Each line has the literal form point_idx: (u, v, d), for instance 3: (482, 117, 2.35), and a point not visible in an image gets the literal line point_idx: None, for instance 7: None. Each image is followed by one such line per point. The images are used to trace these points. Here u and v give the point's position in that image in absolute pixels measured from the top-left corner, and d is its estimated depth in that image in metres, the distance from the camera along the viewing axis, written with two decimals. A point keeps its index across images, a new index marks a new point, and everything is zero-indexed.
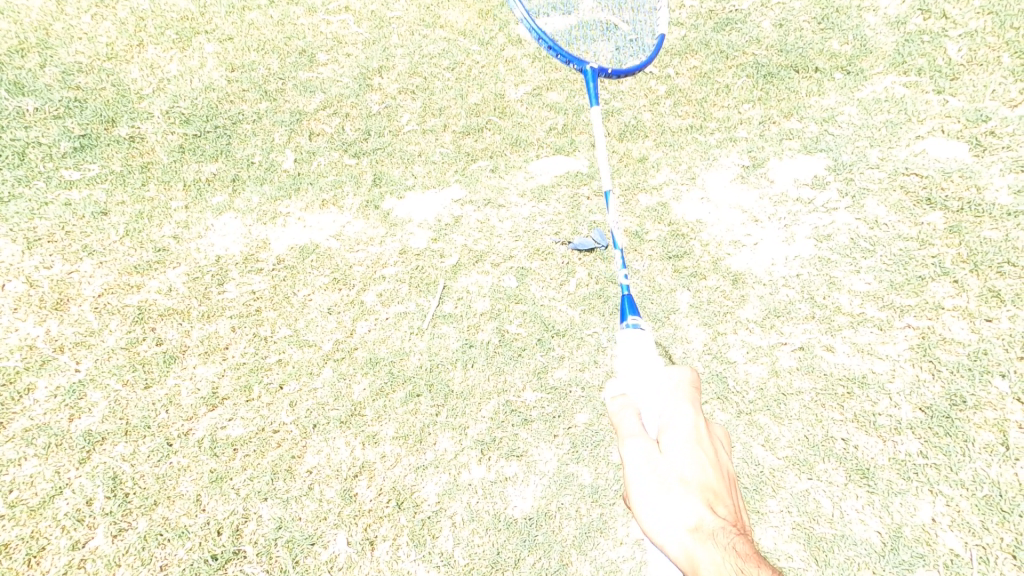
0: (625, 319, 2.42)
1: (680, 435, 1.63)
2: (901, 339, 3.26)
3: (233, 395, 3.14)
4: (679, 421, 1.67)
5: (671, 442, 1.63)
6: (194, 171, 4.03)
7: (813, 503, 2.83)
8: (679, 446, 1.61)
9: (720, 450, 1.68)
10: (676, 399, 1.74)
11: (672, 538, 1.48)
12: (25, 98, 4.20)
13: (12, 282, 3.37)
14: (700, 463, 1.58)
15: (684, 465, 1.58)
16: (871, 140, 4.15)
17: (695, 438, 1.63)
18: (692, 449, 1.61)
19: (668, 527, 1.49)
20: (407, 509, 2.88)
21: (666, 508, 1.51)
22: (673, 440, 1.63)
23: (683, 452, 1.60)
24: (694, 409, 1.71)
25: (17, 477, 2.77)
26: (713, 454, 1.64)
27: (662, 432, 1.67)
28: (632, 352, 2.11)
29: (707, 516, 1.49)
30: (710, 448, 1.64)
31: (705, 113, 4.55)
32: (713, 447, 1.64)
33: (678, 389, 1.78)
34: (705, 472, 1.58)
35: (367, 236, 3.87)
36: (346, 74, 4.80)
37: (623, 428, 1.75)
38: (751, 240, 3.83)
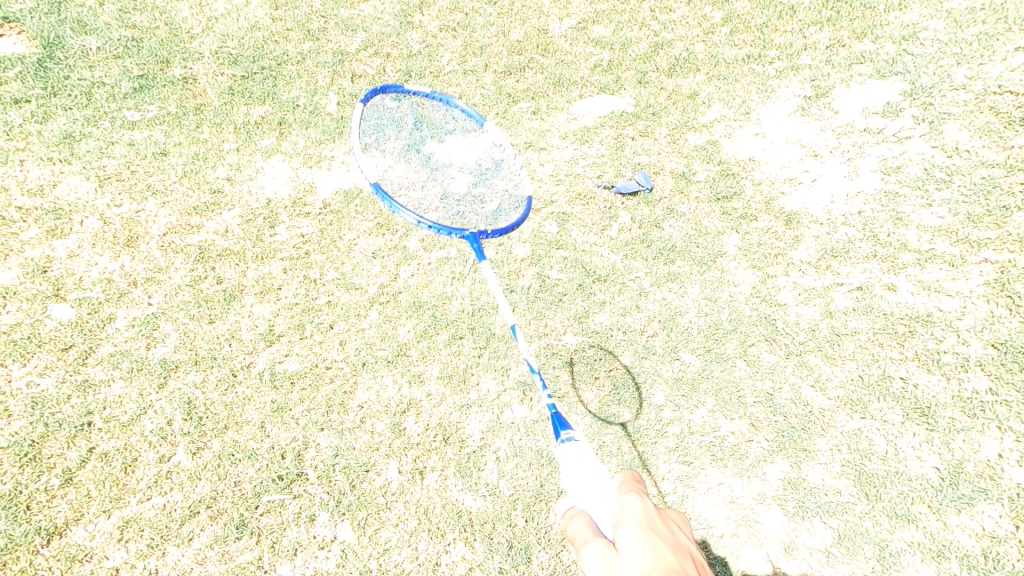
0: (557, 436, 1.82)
1: (631, 526, 1.22)
2: (975, 274, 3.08)
3: (309, 320, 3.33)
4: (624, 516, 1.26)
5: (624, 536, 1.20)
6: (244, 113, 4.08)
7: (865, 441, 2.78)
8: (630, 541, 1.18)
9: (679, 529, 1.27)
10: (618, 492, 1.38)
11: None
12: (88, 36, 4.25)
13: (89, 218, 3.51)
14: (658, 548, 1.16)
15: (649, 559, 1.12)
16: (959, 57, 3.78)
17: (646, 526, 1.23)
18: (647, 538, 1.18)
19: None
20: (454, 444, 3.00)
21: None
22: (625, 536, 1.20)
23: (638, 541, 1.18)
24: (639, 496, 1.32)
25: (107, 396, 2.98)
26: (672, 539, 1.21)
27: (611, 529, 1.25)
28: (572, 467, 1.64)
29: None
30: (670, 525, 1.26)
31: (766, 39, 4.26)
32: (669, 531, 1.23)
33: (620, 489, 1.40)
34: (663, 558, 1.12)
35: (409, 180, 3.88)
36: (388, 12, 4.70)
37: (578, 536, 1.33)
38: (809, 177, 3.63)
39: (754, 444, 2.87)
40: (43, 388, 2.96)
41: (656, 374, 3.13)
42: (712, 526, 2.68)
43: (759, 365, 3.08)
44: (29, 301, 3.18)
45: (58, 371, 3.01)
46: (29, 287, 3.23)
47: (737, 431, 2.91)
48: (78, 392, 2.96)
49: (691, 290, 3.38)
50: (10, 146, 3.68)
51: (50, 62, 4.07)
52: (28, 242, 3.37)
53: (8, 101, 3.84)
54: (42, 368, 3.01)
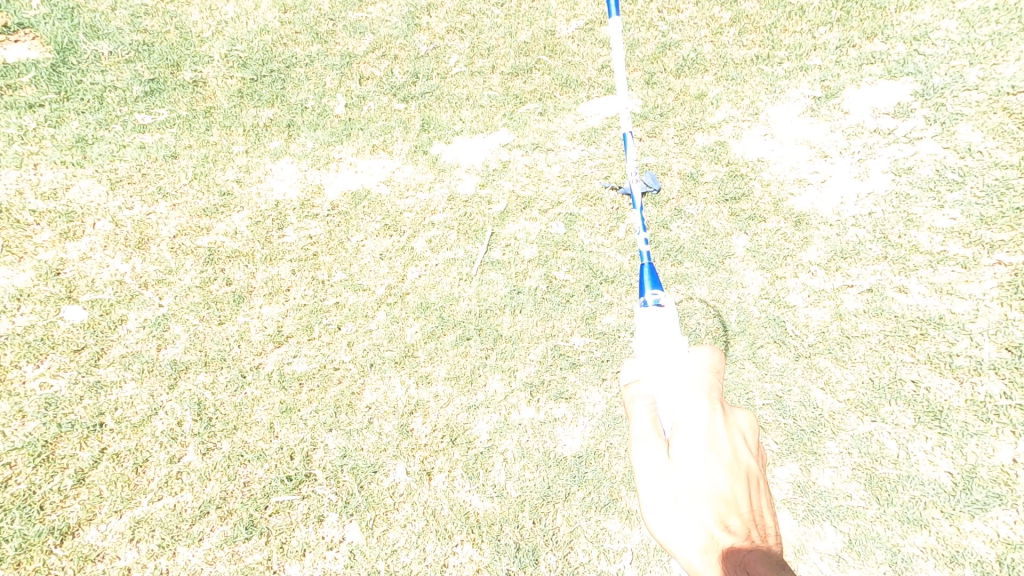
0: (643, 295, 2.17)
1: (695, 435, 1.29)
2: (988, 277, 3.05)
3: (318, 322, 3.34)
4: (690, 418, 1.32)
5: (683, 443, 1.29)
6: (253, 116, 4.10)
7: (876, 444, 2.76)
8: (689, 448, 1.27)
9: (744, 441, 1.33)
10: (696, 384, 1.43)
11: (681, 554, 1.18)
12: (100, 41, 4.29)
13: (101, 221, 3.55)
14: (719, 467, 1.25)
15: (700, 475, 1.23)
16: (971, 58, 3.75)
17: (711, 440, 1.29)
18: (707, 451, 1.27)
19: (677, 540, 1.19)
20: (461, 444, 3.00)
21: (677, 525, 1.20)
22: (686, 441, 1.29)
23: (699, 455, 1.26)
24: (713, 403, 1.36)
25: (119, 397, 3.01)
26: (733, 450, 1.29)
27: (673, 425, 1.33)
28: (653, 341, 1.76)
29: (724, 533, 1.17)
30: (735, 440, 1.31)
31: (775, 40, 4.22)
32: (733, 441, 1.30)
33: (696, 381, 1.44)
34: (721, 480, 1.23)
35: (416, 182, 3.89)
36: (395, 13, 4.71)
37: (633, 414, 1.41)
38: (818, 178, 3.61)
39: (763, 446, 2.85)
40: (56, 389, 3.01)
41: None
42: None
43: (767, 367, 3.06)
44: (43, 303, 3.23)
45: (70, 372, 3.05)
46: (43, 289, 3.28)
47: None
48: (90, 393, 3.00)
49: (698, 291, 3.36)
50: (25, 150, 3.76)
51: (64, 67, 4.13)
52: (42, 245, 3.42)
53: (24, 107, 3.93)
54: (55, 370, 3.05)
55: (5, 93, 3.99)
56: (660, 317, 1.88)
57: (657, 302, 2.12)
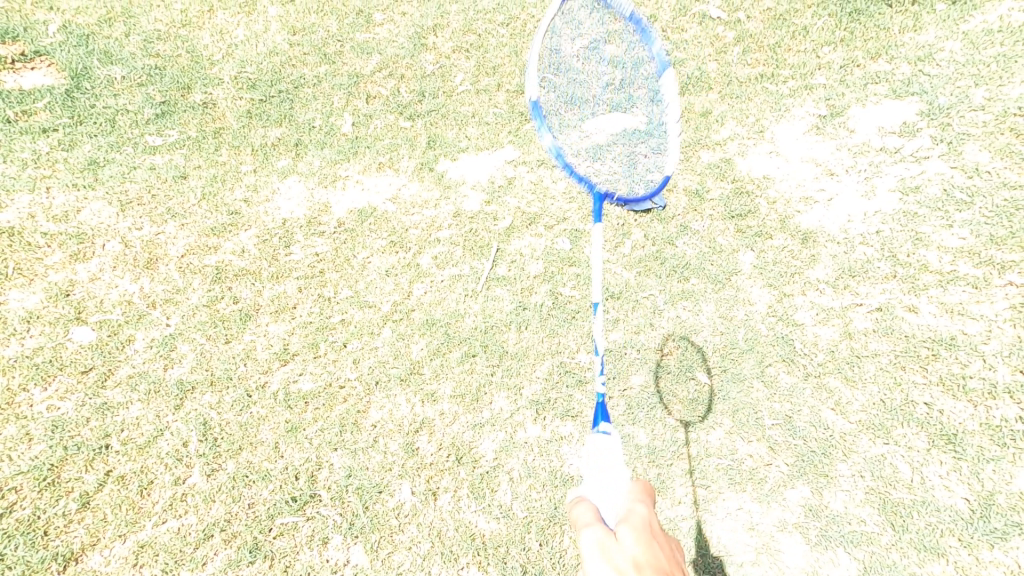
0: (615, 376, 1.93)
1: (629, 527, 1.28)
2: (1000, 298, 3.02)
3: (323, 340, 3.34)
4: (625, 518, 1.33)
5: (618, 535, 1.26)
6: (261, 136, 4.15)
7: (890, 468, 2.71)
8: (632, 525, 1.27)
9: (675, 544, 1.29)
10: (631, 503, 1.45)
11: None
12: (114, 66, 4.37)
13: (110, 242, 3.58)
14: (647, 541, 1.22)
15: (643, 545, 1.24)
16: (976, 78, 3.75)
17: (642, 528, 1.27)
18: (640, 532, 1.25)
19: None
20: (466, 463, 2.97)
21: None
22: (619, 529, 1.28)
23: (630, 539, 1.23)
24: (644, 516, 1.38)
25: (125, 418, 3.01)
26: (665, 544, 1.28)
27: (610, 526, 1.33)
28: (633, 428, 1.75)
29: None
30: (664, 542, 1.29)
31: (779, 59, 4.25)
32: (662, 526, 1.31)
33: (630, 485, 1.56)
34: (649, 551, 1.19)
35: (422, 199, 3.91)
36: (402, 34, 4.78)
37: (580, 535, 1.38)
38: (824, 196, 3.60)
39: (773, 468, 2.81)
40: (63, 411, 3.00)
41: (671, 395, 3.10)
42: (731, 554, 2.62)
43: (776, 387, 3.03)
44: (52, 324, 3.25)
45: (78, 394, 3.05)
46: (52, 311, 3.29)
47: (755, 454, 2.86)
48: (97, 415, 3.00)
49: (705, 308, 3.35)
50: (38, 173, 3.78)
51: (78, 92, 4.19)
52: (52, 266, 3.45)
53: (37, 131, 3.96)
54: (62, 392, 3.05)
55: (19, 119, 4.01)
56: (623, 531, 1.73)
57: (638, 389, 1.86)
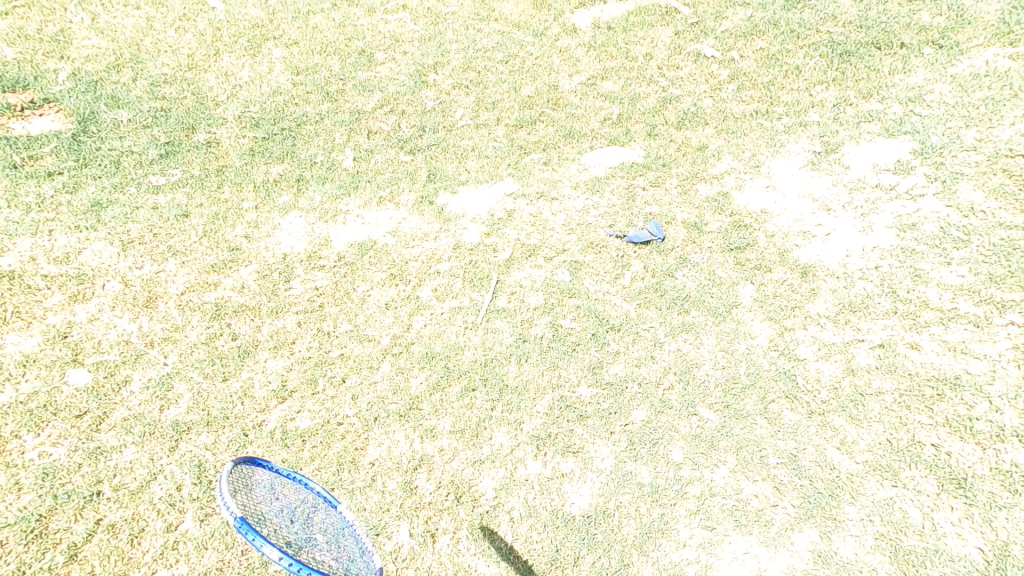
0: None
1: None
2: (1002, 337, 3.01)
3: (322, 375, 3.31)
4: None
5: None
6: (263, 173, 4.19)
7: (900, 513, 2.65)
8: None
9: None
10: None
11: None
12: (120, 110, 4.42)
13: (110, 282, 3.58)
14: None
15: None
16: (967, 120, 3.81)
17: None
18: None
19: None
20: (466, 502, 2.91)
21: None
22: None
23: None
24: None
25: (118, 462, 2.96)
26: None
27: None
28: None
29: None
30: None
31: (773, 96, 4.33)
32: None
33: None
34: None
35: (422, 232, 3.92)
36: (403, 72, 4.87)
37: None
38: (822, 231, 3.62)
39: (779, 509, 2.75)
40: (55, 458, 2.95)
41: (673, 430, 3.05)
42: None
43: (780, 424, 2.98)
44: (48, 368, 3.22)
45: (70, 439, 3.01)
46: (49, 353, 3.27)
47: (761, 494, 2.80)
48: (89, 460, 2.95)
49: (706, 341, 3.33)
50: (41, 217, 3.80)
51: (84, 136, 4.24)
52: (51, 308, 3.44)
53: (42, 175, 3.99)
54: (55, 438, 3.01)
55: (26, 164, 4.04)
56: None
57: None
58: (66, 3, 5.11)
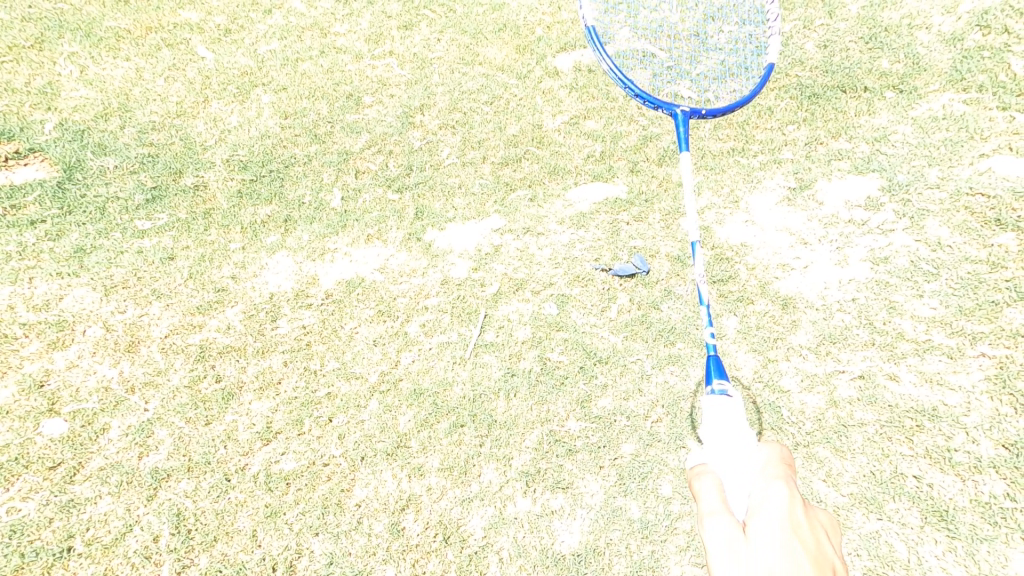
0: (709, 383, 2.14)
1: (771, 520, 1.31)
2: (975, 368, 3.08)
3: (308, 415, 3.28)
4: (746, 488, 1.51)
5: (757, 526, 1.32)
6: (251, 214, 4.24)
7: (886, 546, 2.68)
8: (770, 530, 1.29)
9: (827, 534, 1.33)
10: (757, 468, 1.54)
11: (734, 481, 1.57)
12: (107, 157, 4.47)
13: (91, 327, 3.56)
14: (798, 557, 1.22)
15: (777, 550, 1.24)
16: (929, 159, 3.98)
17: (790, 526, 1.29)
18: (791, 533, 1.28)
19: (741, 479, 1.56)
20: (454, 544, 2.88)
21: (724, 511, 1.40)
22: (764, 523, 1.31)
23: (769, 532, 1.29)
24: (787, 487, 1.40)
25: (92, 515, 2.89)
26: (819, 536, 1.30)
27: (749, 510, 1.38)
28: (718, 415, 1.89)
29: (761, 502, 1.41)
30: (815, 532, 1.30)
31: (748, 135, 4.48)
32: (821, 529, 1.30)
33: (770, 461, 1.53)
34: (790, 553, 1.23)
35: (410, 268, 3.96)
36: (390, 114, 5.00)
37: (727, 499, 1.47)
38: (800, 263, 3.71)
39: None
40: (24, 513, 2.87)
41: (662, 463, 3.07)
42: None
43: None
44: (22, 419, 3.17)
45: (42, 492, 2.94)
46: (24, 404, 3.22)
47: None
48: (61, 514, 2.87)
49: (693, 373, 3.37)
50: (21, 265, 3.79)
51: (69, 183, 4.26)
52: (28, 357, 3.41)
53: (25, 224, 4.00)
54: (25, 492, 2.93)
55: (9, 214, 4.06)
56: (725, 402, 1.94)
57: (725, 391, 2.08)
58: (55, 55, 5.20)
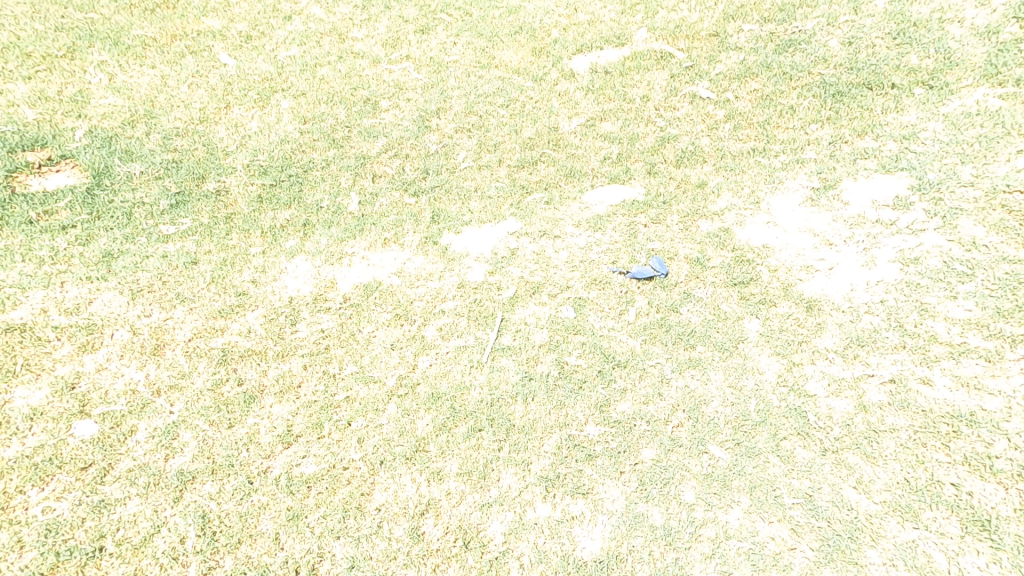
0: None
1: None
2: (1015, 372, 2.99)
3: (327, 419, 3.28)
4: None
5: None
6: (271, 218, 4.27)
7: (923, 556, 2.60)
8: None
9: None
10: None
11: None
12: (133, 163, 4.54)
13: (119, 330, 3.61)
14: None
15: None
16: (962, 157, 3.88)
17: None
18: None
19: None
20: (475, 549, 2.85)
21: None
22: None
23: None
24: None
25: (122, 516, 2.91)
26: None
27: None
28: None
29: None
30: None
31: (769, 135, 4.43)
32: None
33: None
34: None
35: (427, 272, 3.96)
36: (407, 118, 5.02)
37: None
38: (825, 265, 3.64)
39: (798, 553, 2.68)
40: (58, 513, 2.91)
41: (684, 469, 3.00)
42: None
43: (794, 462, 2.94)
44: (55, 421, 3.21)
45: (74, 493, 2.97)
46: (57, 406, 3.27)
47: (777, 537, 2.74)
48: (92, 514, 2.90)
49: (713, 377, 3.30)
50: (54, 269, 3.86)
51: (98, 190, 4.34)
52: (61, 359, 3.46)
53: (57, 229, 4.07)
54: (59, 492, 2.97)
55: (40, 219, 4.14)
56: None
57: None
58: (85, 64, 5.30)
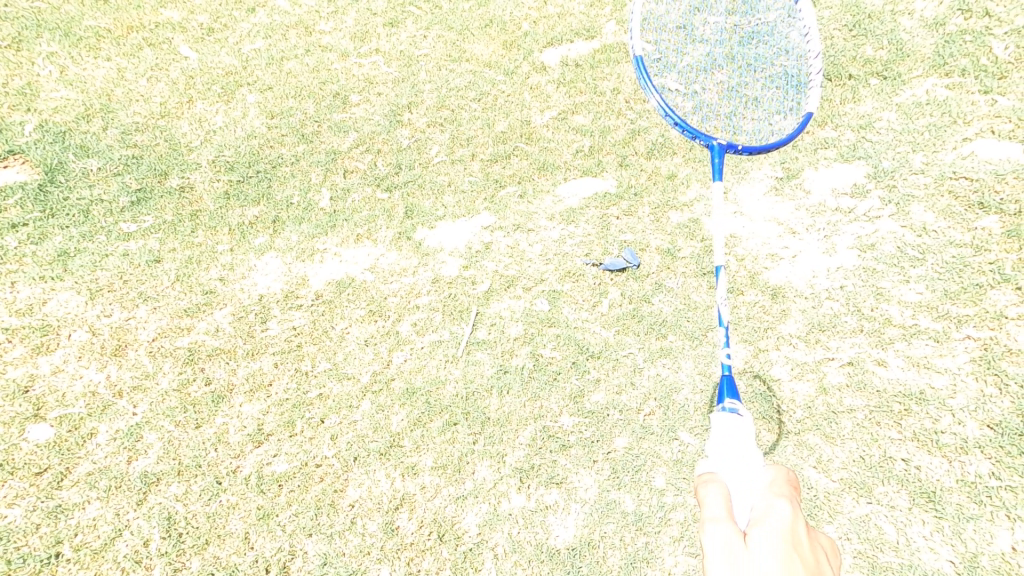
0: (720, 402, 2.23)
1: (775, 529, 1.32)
2: (961, 351, 3.11)
3: (302, 415, 3.27)
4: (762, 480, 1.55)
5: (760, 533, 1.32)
6: (238, 215, 4.21)
7: (875, 529, 2.71)
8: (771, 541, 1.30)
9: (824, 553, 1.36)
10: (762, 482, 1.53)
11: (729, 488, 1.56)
12: (89, 159, 4.43)
13: (77, 331, 3.53)
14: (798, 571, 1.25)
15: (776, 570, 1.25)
16: (914, 145, 4.01)
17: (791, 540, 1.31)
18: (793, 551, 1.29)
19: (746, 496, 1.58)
20: (449, 541, 2.88)
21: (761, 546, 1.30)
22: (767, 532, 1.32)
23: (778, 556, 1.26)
24: (793, 506, 1.39)
25: (81, 520, 2.87)
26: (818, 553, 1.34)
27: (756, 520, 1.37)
28: (729, 432, 1.93)
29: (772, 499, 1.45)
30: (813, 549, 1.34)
31: (735, 126, 4.51)
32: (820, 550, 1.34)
33: (773, 482, 1.50)
34: None
35: (400, 267, 3.95)
36: (378, 112, 4.98)
37: (706, 498, 1.47)
38: (789, 253, 3.72)
39: None
40: (11, 520, 2.86)
41: (656, 456, 3.08)
42: None
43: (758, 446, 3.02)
44: (7, 425, 3.15)
45: (28, 498, 2.92)
46: (9, 410, 3.20)
47: None
48: (48, 520, 2.86)
49: (685, 364, 3.38)
50: (5, 270, 3.77)
51: (52, 187, 4.22)
52: (12, 362, 3.38)
53: (6, 227, 3.97)
54: (11, 498, 2.91)
55: None
56: (736, 422, 1.97)
57: (736, 410, 2.17)
58: (33, 55, 5.14)
